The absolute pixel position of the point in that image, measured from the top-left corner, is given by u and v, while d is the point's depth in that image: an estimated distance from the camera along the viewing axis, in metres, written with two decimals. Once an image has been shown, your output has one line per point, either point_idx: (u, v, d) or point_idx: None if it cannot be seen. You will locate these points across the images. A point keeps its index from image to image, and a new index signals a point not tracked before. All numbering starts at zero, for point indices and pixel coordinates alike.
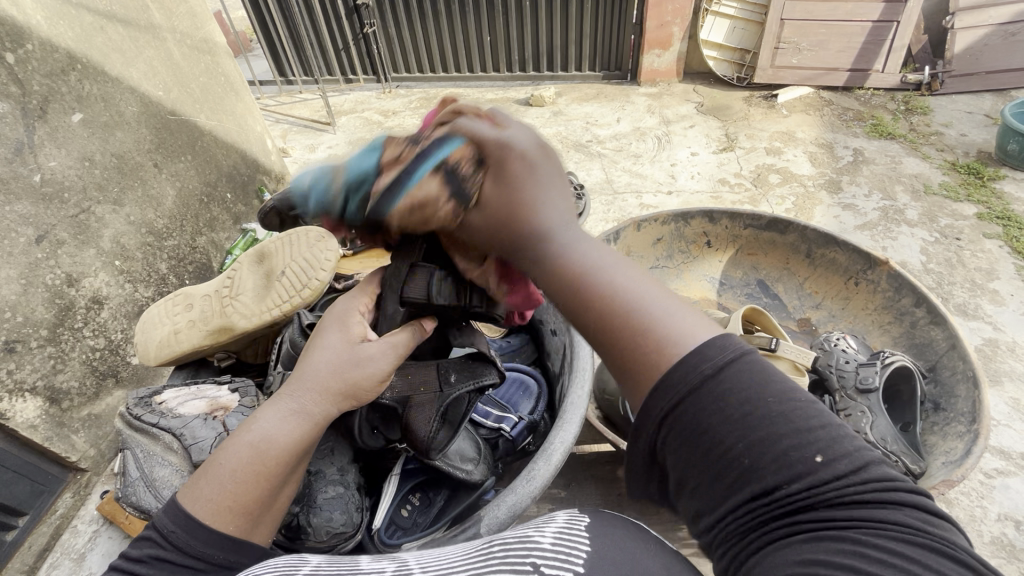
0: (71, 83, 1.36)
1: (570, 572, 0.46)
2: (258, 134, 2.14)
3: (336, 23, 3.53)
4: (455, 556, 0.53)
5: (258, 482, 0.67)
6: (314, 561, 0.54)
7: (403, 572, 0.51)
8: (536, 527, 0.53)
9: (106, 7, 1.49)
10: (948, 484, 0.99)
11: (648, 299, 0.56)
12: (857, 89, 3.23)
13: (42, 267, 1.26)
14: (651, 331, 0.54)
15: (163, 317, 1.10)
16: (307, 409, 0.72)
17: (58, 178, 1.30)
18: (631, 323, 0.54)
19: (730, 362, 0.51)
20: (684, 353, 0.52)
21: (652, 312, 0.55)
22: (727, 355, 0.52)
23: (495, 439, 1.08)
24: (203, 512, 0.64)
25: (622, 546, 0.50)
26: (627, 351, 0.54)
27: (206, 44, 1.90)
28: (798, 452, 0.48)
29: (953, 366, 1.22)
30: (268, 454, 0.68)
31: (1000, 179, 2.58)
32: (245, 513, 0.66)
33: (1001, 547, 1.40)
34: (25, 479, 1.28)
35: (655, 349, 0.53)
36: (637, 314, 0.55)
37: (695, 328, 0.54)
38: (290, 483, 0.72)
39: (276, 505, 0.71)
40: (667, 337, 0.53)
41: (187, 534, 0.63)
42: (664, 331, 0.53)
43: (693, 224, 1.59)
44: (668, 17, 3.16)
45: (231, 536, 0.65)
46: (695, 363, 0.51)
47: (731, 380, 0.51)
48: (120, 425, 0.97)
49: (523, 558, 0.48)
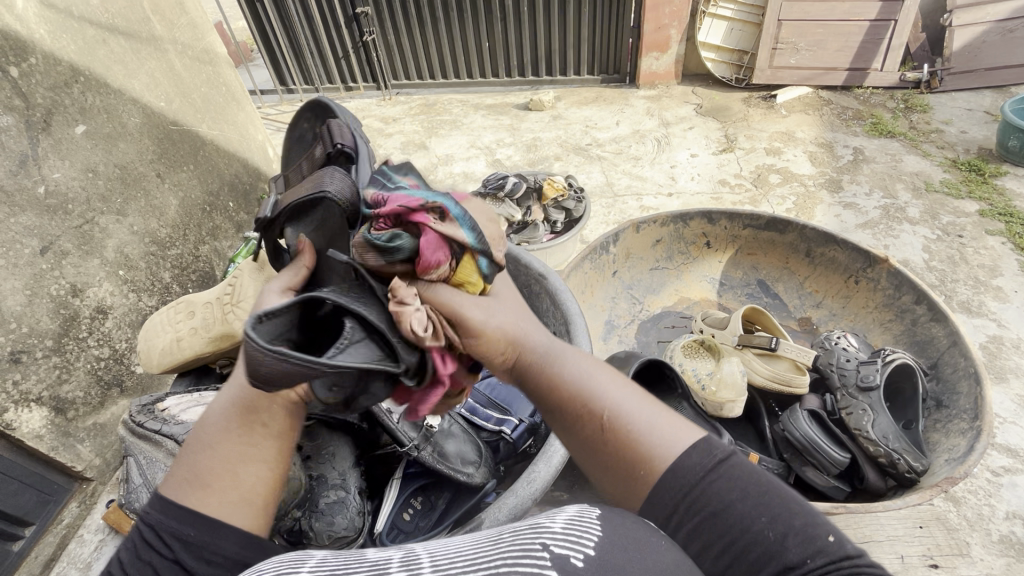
0: (74, 96, 1.37)
1: (581, 553, 0.46)
2: (259, 142, 2.15)
3: (335, 31, 3.55)
4: (463, 544, 0.52)
5: (211, 451, 0.65)
6: (318, 553, 0.52)
7: (410, 562, 0.50)
8: (547, 515, 0.53)
9: (108, 20, 1.51)
10: (951, 481, 0.99)
11: (633, 398, 0.66)
12: (856, 87, 3.23)
13: (47, 277, 1.27)
14: (645, 450, 0.62)
15: (166, 325, 1.10)
16: (240, 379, 0.70)
17: (62, 190, 1.32)
18: (631, 445, 0.62)
19: (726, 457, 0.62)
20: (681, 453, 0.62)
21: (648, 424, 0.63)
22: (721, 453, 0.62)
23: (496, 443, 1.08)
24: (172, 490, 0.64)
25: (633, 535, 0.51)
26: (626, 449, 0.62)
27: (207, 55, 1.92)
28: (808, 533, 0.58)
29: (955, 363, 1.22)
30: (211, 425, 0.68)
31: (1001, 175, 2.58)
32: (205, 485, 0.63)
33: (1009, 546, 1.39)
34: (32, 488, 1.29)
35: (653, 449, 0.62)
36: (635, 419, 0.64)
37: (676, 437, 0.63)
38: (252, 453, 0.66)
39: (241, 481, 0.65)
40: (662, 441, 0.63)
41: (159, 515, 0.62)
42: (656, 445, 0.62)
43: (692, 225, 1.60)
44: (665, 20, 3.18)
45: (192, 510, 0.62)
46: (684, 473, 0.61)
47: (734, 474, 0.61)
48: (124, 432, 0.97)
49: (534, 538, 0.48)
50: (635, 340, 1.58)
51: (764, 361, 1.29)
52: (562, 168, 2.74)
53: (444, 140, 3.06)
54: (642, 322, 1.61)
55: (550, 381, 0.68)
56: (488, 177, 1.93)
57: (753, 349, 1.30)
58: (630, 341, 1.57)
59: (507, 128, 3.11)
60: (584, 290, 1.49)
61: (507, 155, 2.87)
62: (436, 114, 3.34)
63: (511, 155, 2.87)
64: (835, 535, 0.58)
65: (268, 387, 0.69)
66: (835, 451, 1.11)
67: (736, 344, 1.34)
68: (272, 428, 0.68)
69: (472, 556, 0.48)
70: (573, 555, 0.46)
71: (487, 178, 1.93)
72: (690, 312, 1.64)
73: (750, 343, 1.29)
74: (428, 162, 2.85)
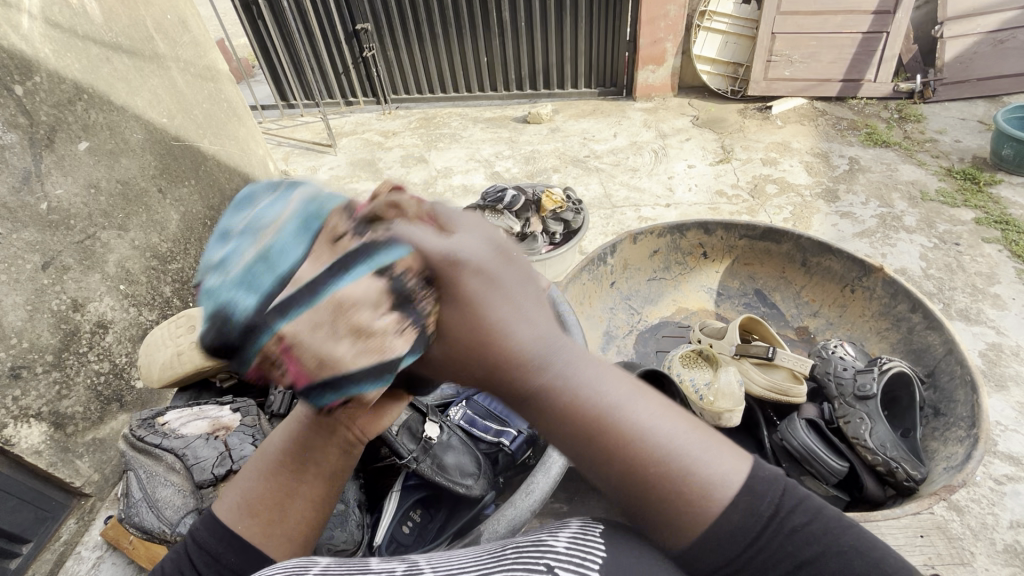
0: (77, 112, 1.39)
1: (582, 574, 0.47)
2: (260, 157, 2.17)
3: (335, 47, 3.60)
4: (467, 559, 0.54)
5: (264, 482, 0.68)
6: (324, 561, 0.55)
7: (413, 571, 0.53)
8: (553, 532, 0.55)
9: (112, 39, 1.54)
10: (949, 489, 0.99)
11: (667, 425, 0.54)
12: (851, 99, 3.27)
13: (48, 293, 1.28)
14: (697, 491, 0.52)
15: (167, 339, 1.11)
16: (296, 411, 0.72)
17: (64, 206, 1.33)
18: (679, 492, 0.52)
19: (782, 496, 0.55)
20: (731, 498, 0.53)
21: (687, 456, 0.53)
22: (775, 497, 0.54)
23: (495, 455, 1.08)
24: (225, 513, 0.68)
25: (635, 554, 0.52)
26: (679, 493, 0.52)
27: (209, 72, 1.95)
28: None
29: (951, 371, 1.22)
30: (266, 455, 0.70)
31: (996, 183, 2.60)
32: (254, 514, 0.67)
33: (1014, 556, 1.38)
34: (30, 505, 1.29)
35: (700, 495, 0.52)
36: (681, 461, 0.53)
37: (722, 465, 0.54)
38: (299, 493, 0.68)
39: (286, 517, 0.67)
40: (710, 476, 0.53)
41: (205, 531, 0.67)
42: (703, 484, 0.53)
43: (688, 236, 1.61)
44: (661, 34, 3.24)
45: (240, 536, 0.66)
46: (748, 518, 0.53)
47: (792, 521, 0.54)
48: (123, 447, 0.97)
49: (537, 559, 0.49)
50: (633, 351, 1.58)
51: (761, 371, 1.30)
52: (560, 180, 2.76)
53: (443, 153, 3.09)
54: (640, 332, 1.62)
55: (591, 411, 0.52)
56: (487, 190, 1.95)
57: (750, 358, 1.31)
58: (629, 352, 1.58)
59: (506, 141, 3.15)
60: (582, 301, 1.50)
61: (506, 167, 2.90)
62: (435, 127, 3.38)
63: (509, 167, 2.90)
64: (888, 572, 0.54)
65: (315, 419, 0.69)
66: (833, 460, 1.10)
67: (732, 354, 1.34)
68: (324, 468, 0.69)
69: (476, 572, 0.49)
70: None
71: (486, 191, 1.95)
72: (687, 322, 1.65)
73: (747, 353, 1.31)
74: (428, 176, 2.88)
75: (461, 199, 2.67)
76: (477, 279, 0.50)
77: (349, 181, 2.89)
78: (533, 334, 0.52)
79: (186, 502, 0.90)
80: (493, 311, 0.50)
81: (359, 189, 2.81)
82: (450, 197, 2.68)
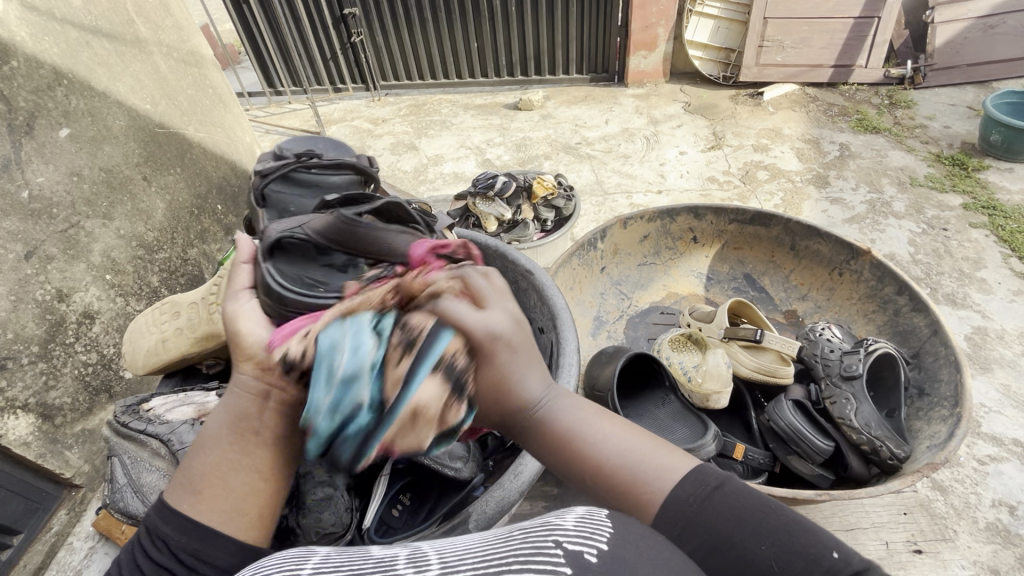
0: (58, 98, 1.36)
1: (593, 547, 0.46)
2: (247, 144, 2.14)
3: (322, 32, 3.53)
4: (471, 543, 0.53)
5: (204, 456, 0.64)
6: (323, 553, 0.54)
7: (418, 560, 0.50)
8: (557, 513, 0.53)
9: (91, 22, 1.50)
10: (932, 467, 1.00)
11: (625, 438, 0.66)
12: (842, 84, 3.27)
13: (32, 283, 1.26)
14: (646, 487, 0.62)
15: (151, 326, 1.10)
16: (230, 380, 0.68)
17: (46, 194, 1.30)
18: (625, 486, 0.63)
19: (727, 478, 0.63)
20: (673, 483, 0.62)
21: (639, 461, 0.63)
22: (719, 477, 0.63)
23: (483, 438, 1.08)
24: (169, 493, 0.64)
25: (644, 530, 0.50)
26: (630, 486, 0.63)
27: (193, 57, 1.91)
28: (814, 556, 0.56)
29: (936, 352, 1.24)
30: (204, 430, 0.66)
31: (984, 169, 2.62)
32: (198, 491, 0.63)
33: (995, 533, 1.41)
34: (20, 496, 1.28)
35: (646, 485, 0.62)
36: (634, 466, 0.63)
37: (673, 465, 0.64)
38: (241, 464, 0.64)
39: (233, 491, 0.63)
40: (656, 472, 0.63)
41: (151, 516, 0.63)
42: (648, 478, 0.63)
43: (678, 221, 1.61)
44: (652, 19, 3.21)
45: (184, 515, 0.62)
46: (694, 488, 0.61)
47: (734, 494, 0.61)
48: (107, 434, 0.96)
49: (545, 536, 0.48)
50: (624, 335, 1.59)
51: (749, 353, 1.31)
52: (552, 167, 2.75)
53: (434, 140, 3.06)
54: (630, 317, 1.62)
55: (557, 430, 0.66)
56: (477, 177, 1.93)
57: (738, 341, 1.31)
58: (619, 336, 1.58)
59: (497, 128, 3.12)
60: (573, 286, 1.50)
61: (497, 154, 2.88)
62: (426, 114, 3.34)
63: (501, 154, 2.88)
64: (839, 551, 0.56)
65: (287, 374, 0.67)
66: (819, 440, 1.12)
67: (721, 337, 1.34)
68: (266, 434, 0.65)
69: (482, 554, 0.48)
70: (587, 551, 0.45)
71: (476, 178, 1.93)
72: (677, 306, 1.66)
73: (735, 336, 1.31)
74: (419, 164, 2.85)
75: (453, 187, 2.66)
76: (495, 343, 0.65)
77: None
78: (531, 384, 0.67)
79: None
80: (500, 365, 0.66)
81: None
82: (441, 185, 2.66)
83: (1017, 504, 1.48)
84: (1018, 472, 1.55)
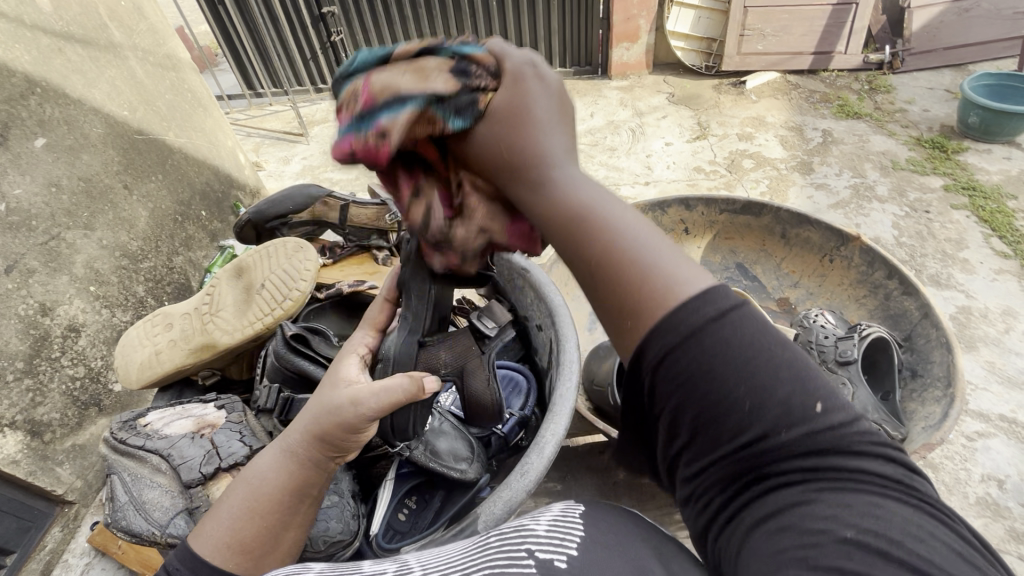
0: (31, 107, 1.32)
1: (563, 554, 0.48)
2: (230, 148, 2.09)
3: (302, 32, 3.47)
4: (453, 553, 0.55)
5: (254, 518, 0.69)
6: (315, 565, 0.54)
7: (403, 571, 0.54)
8: (532, 516, 0.56)
9: (63, 27, 1.45)
10: (928, 447, 1.02)
11: (645, 247, 0.49)
12: (822, 71, 3.30)
13: (13, 298, 1.23)
14: (640, 282, 0.48)
15: (143, 339, 1.08)
16: (292, 447, 0.73)
17: (24, 207, 1.28)
18: (616, 267, 0.48)
19: (715, 318, 0.46)
20: (680, 300, 0.46)
21: (656, 268, 0.48)
22: (722, 306, 0.46)
23: (487, 438, 1.06)
24: (207, 551, 0.66)
25: (615, 533, 0.52)
26: (619, 280, 0.48)
27: (170, 60, 1.86)
28: (794, 405, 0.45)
29: (927, 334, 1.26)
30: (259, 492, 0.70)
31: (963, 151, 2.66)
32: (244, 551, 0.67)
33: (985, 507, 1.46)
34: (11, 516, 1.25)
35: (646, 293, 0.47)
36: (646, 268, 0.48)
37: (684, 276, 0.48)
38: (291, 523, 0.71)
39: (278, 547, 0.70)
40: (667, 276, 0.47)
41: (189, 571, 0.64)
42: (652, 280, 0.47)
43: (670, 213, 1.61)
44: (634, 10, 3.21)
45: (233, 574, 0.66)
46: (689, 312, 0.46)
47: (730, 333, 0.46)
48: (104, 451, 0.94)
49: (518, 545, 0.50)
50: None
51: None
52: None
53: None
54: None
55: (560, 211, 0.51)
56: None
57: None
58: None
59: None
60: (567, 282, 1.51)
61: None
62: None
63: None
64: (822, 406, 0.45)
65: (316, 461, 0.73)
66: None
67: None
68: (316, 496, 0.75)
69: (463, 564, 0.50)
70: (558, 557, 0.48)
71: None
72: None
73: None
74: None
75: None
76: (540, 100, 0.54)
77: (323, 170, 2.83)
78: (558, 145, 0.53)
79: (174, 503, 0.87)
80: (530, 131, 0.54)
81: (334, 178, 2.76)
82: None
83: (1005, 477, 1.52)
84: (1006, 446, 1.59)
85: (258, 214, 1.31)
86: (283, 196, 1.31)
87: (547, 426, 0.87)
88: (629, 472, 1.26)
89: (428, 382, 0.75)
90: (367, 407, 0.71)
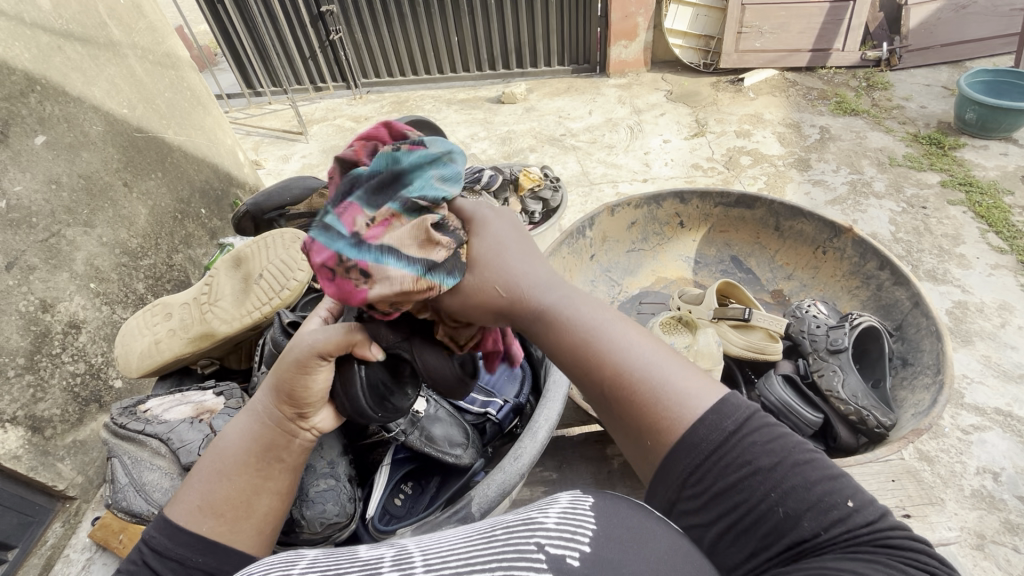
0: (31, 105, 1.33)
1: (576, 551, 0.46)
2: (229, 146, 2.11)
3: (300, 30, 3.48)
4: (454, 537, 0.52)
5: (226, 480, 0.70)
6: (311, 554, 0.54)
7: (401, 559, 0.50)
8: (540, 508, 0.52)
9: (62, 26, 1.46)
10: (917, 433, 1.04)
11: (651, 356, 0.58)
12: (820, 68, 3.30)
13: (14, 293, 1.25)
14: (652, 398, 0.56)
15: (142, 328, 1.09)
16: (258, 409, 0.75)
17: (24, 204, 1.29)
18: (629, 387, 0.57)
19: (736, 428, 0.53)
20: (694, 420, 0.54)
21: (663, 385, 0.56)
22: (736, 419, 0.53)
23: (482, 424, 1.07)
24: (181, 515, 0.67)
25: (630, 523, 0.50)
26: (634, 400, 0.56)
27: (169, 59, 1.88)
28: (818, 501, 0.51)
29: (918, 323, 1.27)
30: (227, 456, 0.72)
31: (960, 147, 2.68)
32: (219, 513, 0.68)
33: (981, 499, 1.47)
34: (13, 511, 1.27)
35: (663, 410, 0.55)
36: (644, 375, 0.57)
37: (692, 392, 0.56)
38: (262, 484, 0.71)
39: (254, 512, 0.70)
40: (675, 402, 0.55)
41: (166, 538, 0.65)
42: (663, 398, 0.55)
43: (665, 206, 1.63)
44: (632, 8, 3.22)
45: (207, 537, 0.66)
46: (703, 433, 0.53)
47: (749, 442, 0.53)
48: (105, 435, 0.96)
49: (527, 537, 0.47)
50: None
51: (739, 332, 1.33)
52: (537, 160, 2.75)
53: None
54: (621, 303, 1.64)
55: (569, 342, 0.60)
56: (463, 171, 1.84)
57: (727, 321, 1.33)
58: None
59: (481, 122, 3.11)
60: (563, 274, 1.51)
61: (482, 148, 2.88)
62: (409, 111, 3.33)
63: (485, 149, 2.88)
64: (853, 500, 0.51)
65: (282, 421, 0.74)
66: (808, 412, 1.16)
67: (711, 318, 1.36)
68: (290, 462, 0.75)
69: (464, 551, 0.48)
70: (569, 554, 0.45)
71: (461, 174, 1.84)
72: (667, 291, 1.68)
73: (724, 316, 1.32)
74: None
75: None
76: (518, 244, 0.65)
77: (322, 168, 2.85)
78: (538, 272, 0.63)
79: (173, 484, 0.90)
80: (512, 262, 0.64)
81: None
82: None
83: (1000, 470, 1.54)
84: (1000, 439, 1.60)
85: (255, 206, 1.33)
86: (277, 187, 1.32)
87: (540, 411, 0.88)
88: (624, 462, 1.27)
89: (374, 348, 0.72)
90: (314, 345, 0.70)
